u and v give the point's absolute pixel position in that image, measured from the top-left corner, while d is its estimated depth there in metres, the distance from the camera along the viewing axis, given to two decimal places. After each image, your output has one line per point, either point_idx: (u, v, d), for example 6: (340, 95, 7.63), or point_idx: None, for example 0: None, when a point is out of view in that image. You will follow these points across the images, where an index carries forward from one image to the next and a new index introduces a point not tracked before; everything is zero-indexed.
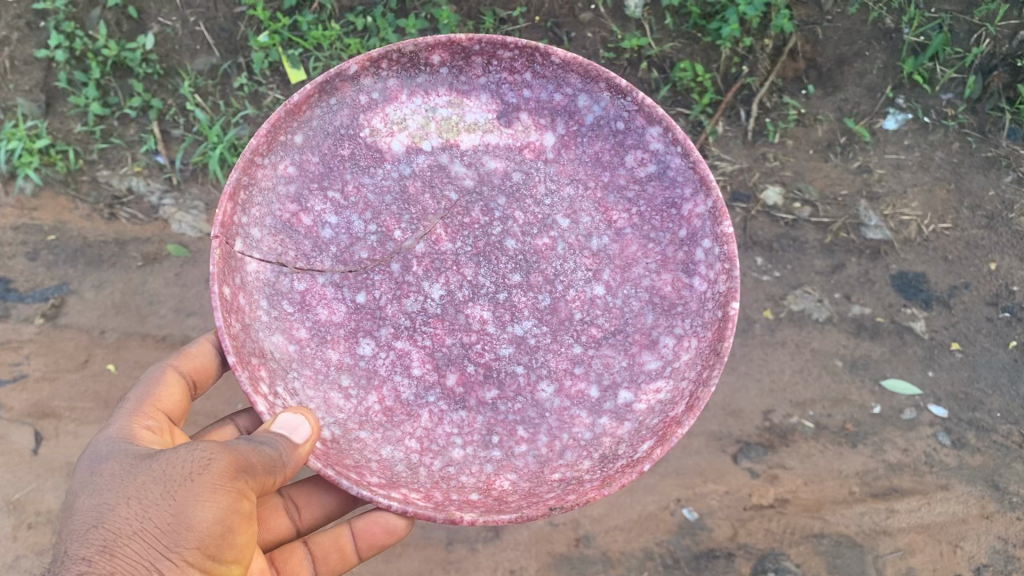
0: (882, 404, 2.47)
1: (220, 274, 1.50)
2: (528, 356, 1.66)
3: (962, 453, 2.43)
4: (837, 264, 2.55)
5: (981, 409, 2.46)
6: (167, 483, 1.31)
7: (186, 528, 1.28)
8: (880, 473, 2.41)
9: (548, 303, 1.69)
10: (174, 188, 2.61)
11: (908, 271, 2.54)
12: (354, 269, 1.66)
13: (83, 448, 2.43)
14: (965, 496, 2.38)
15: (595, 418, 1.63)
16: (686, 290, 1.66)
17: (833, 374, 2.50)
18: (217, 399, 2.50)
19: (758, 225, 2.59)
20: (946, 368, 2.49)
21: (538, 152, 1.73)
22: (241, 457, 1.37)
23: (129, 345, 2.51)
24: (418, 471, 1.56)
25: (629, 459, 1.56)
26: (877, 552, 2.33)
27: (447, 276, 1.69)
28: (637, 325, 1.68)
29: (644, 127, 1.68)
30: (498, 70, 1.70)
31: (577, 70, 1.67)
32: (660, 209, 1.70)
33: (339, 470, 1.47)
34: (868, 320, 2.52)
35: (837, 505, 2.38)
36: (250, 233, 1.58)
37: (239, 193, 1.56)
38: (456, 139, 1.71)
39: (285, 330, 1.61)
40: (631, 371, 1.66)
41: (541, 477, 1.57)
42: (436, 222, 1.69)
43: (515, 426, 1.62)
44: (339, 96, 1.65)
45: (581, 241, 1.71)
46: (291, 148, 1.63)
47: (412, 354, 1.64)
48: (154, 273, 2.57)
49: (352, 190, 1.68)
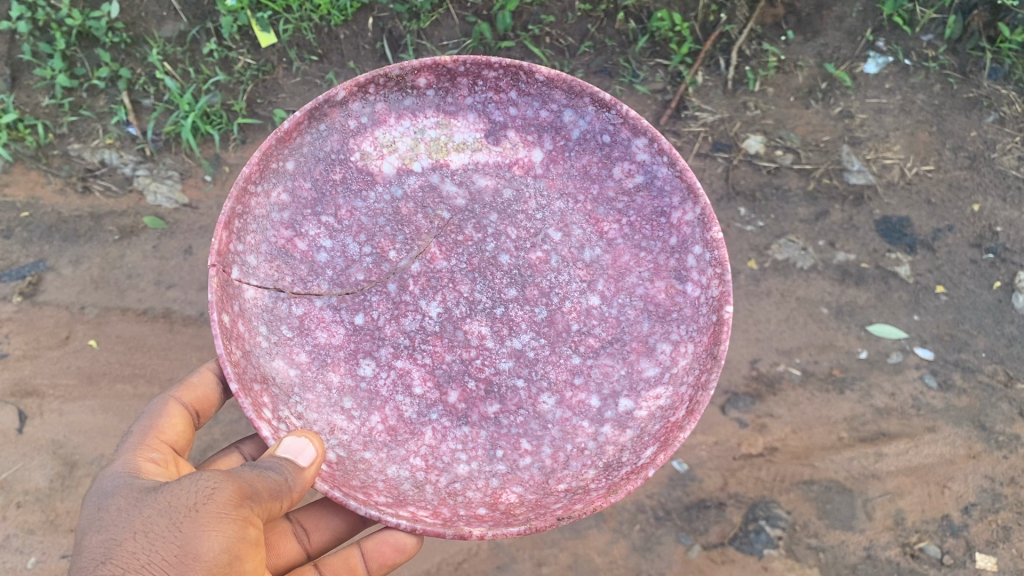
0: (868, 349, 2.44)
1: (219, 302, 1.47)
2: (528, 369, 1.65)
3: (949, 394, 2.39)
4: (820, 212, 2.54)
5: (967, 350, 2.43)
6: (173, 514, 1.28)
7: (195, 557, 1.24)
8: (868, 417, 2.37)
9: (545, 316, 1.68)
10: (147, 159, 2.57)
11: (892, 216, 2.53)
12: (351, 291, 1.65)
13: (69, 426, 2.38)
14: (951, 436, 2.35)
15: (597, 427, 1.61)
16: (679, 296, 1.65)
17: (819, 322, 2.46)
18: (176, 364, 2.40)
19: (741, 174, 2.57)
20: (932, 311, 2.47)
21: (527, 168, 1.73)
22: (246, 484, 1.35)
23: (109, 320, 2.45)
24: (424, 488, 1.53)
25: (633, 467, 1.53)
26: (867, 496, 2.31)
27: (444, 293, 1.68)
28: (633, 333, 1.67)
29: (630, 139, 1.69)
30: (484, 90, 1.70)
31: (561, 87, 1.67)
32: (650, 219, 1.70)
33: (345, 490, 1.43)
34: (852, 267, 2.50)
35: (826, 451, 2.35)
36: (247, 260, 1.57)
37: (233, 221, 1.53)
38: (445, 159, 1.72)
39: (285, 355, 1.59)
40: (630, 379, 1.64)
41: (547, 488, 1.55)
42: (431, 240, 1.69)
43: (518, 439, 1.60)
44: (329, 122, 1.65)
45: (574, 253, 1.71)
46: (284, 174, 1.62)
47: (412, 373, 1.62)
48: (131, 247, 2.52)
49: (345, 214, 1.67)
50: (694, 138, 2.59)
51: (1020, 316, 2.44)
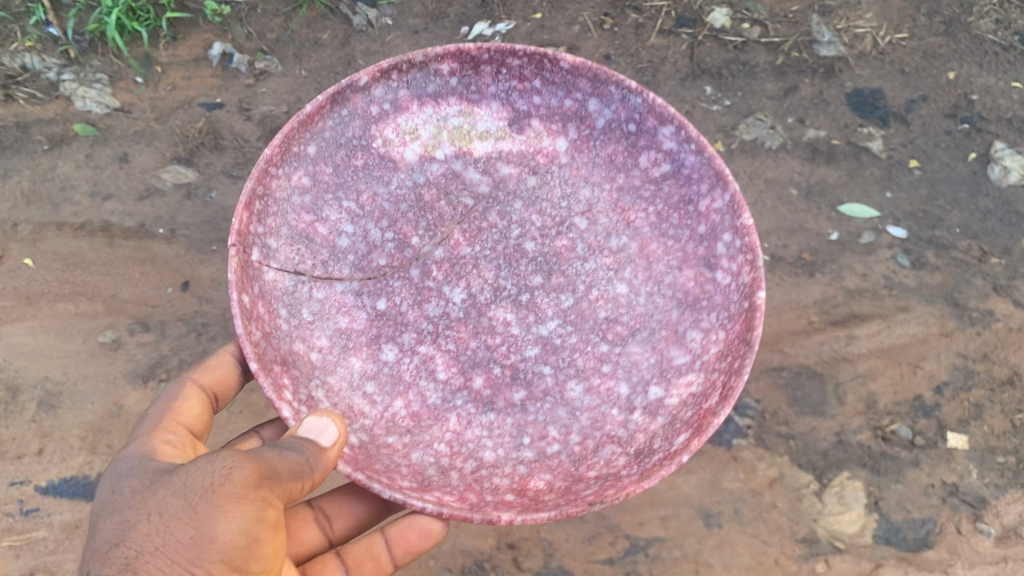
0: (840, 230, 2.30)
1: (239, 282, 1.34)
2: (554, 357, 1.52)
3: (922, 273, 2.25)
4: (789, 87, 2.47)
5: (941, 226, 2.31)
6: (188, 494, 1.09)
7: (211, 540, 1.07)
8: (839, 300, 2.22)
9: (571, 304, 1.57)
10: (72, 62, 2.44)
11: (864, 89, 2.47)
12: (373, 276, 1.56)
13: (8, 348, 2.11)
14: (924, 316, 2.19)
15: (627, 414, 1.45)
16: (709, 284, 1.49)
17: (789, 205, 2.33)
18: (115, 279, 2.19)
19: (706, 51, 2.52)
20: (905, 187, 2.36)
21: (552, 157, 1.65)
22: (265, 464, 1.16)
23: (44, 237, 2.23)
24: (450, 474, 1.37)
25: (665, 453, 1.34)
26: (838, 380, 2.13)
27: (469, 279, 1.59)
28: (663, 321, 1.52)
29: (657, 127, 1.56)
30: (508, 79, 1.60)
31: (586, 75, 1.56)
32: (678, 207, 1.56)
33: (370, 473, 1.29)
34: (823, 144, 2.40)
35: (796, 336, 2.18)
36: (268, 243, 1.45)
37: (254, 203, 1.41)
38: (468, 147, 1.64)
39: (306, 338, 1.45)
40: (660, 367, 1.48)
41: (576, 474, 1.38)
42: (453, 227, 1.62)
43: (545, 427, 1.45)
44: (351, 107, 1.55)
45: (599, 241, 1.61)
46: (305, 159, 1.51)
47: (436, 359, 1.51)
48: (62, 157, 2.34)
49: (367, 201, 1.57)
50: (657, 14, 2.58)
51: (994, 189, 2.35)
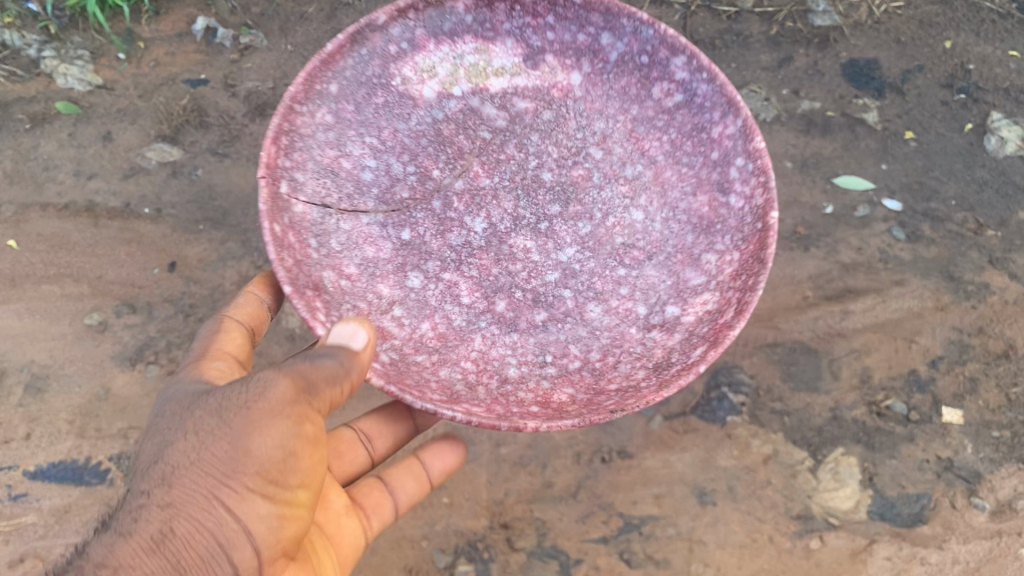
0: (834, 204, 2.29)
1: (269, 212, 1.32)
2: (574, 281, 1.51)
3: (917, 247, 2.23)
4: (783, 58, 2.46)
5: (937, 198, 2.29)
6: (223, 412, 1.11)
7: (245, 453, 1.10)
8: (834, 275, 2.20)
9: (589, 231, 1.56)
10: (52, 38, 2.39)
11: (859, 59, 2.45)
12: (396, 209, 1.53)
13: None
14: (919, 290, 2.17)
15: (645, 333, 1.44)
16: (722, 209, 1.49)
17: (783, 178, 2.32)
18: (100, 260, 2.16)
19: (699, 22, 2.50)
20: (901, 159, 2.33)
21: (566, 91, 1.61)
22: (301, 377, 1.14)
23: (28, 218, 2.19)
24: (476, 389, 1.33)
25: (684, 364, 1.33)
26: (833, 355, 2.11)
27: (489, 209, 1.57)
28: (678, 245, 1.51)
29: (669, 58, 1.54)
30: (522, 15, 1.56)
31: (598, 8, 1.53)
32: (691, 135, 1.55)
33: (401, 386, 1.25)
34: (817, 116, 2.38)
35: (790, 312, 2.16)
36: (295, 177, 1.41)
37: (280, 138, 1.39)
38: (484, 84, 1.61)
39: (335, 267, 1.41)
40: (676, 288, 1.47)
41: (597, 388, 1.36)
42: (472, 159, 1.60)
43: (567, 346, 1.43)
44: (370, 46, 1.51)
45: (615, 170, 1.59)
46: (327, 96, 1.47)
47: (460, 285, 1.48)
48: (44, 136, 2.30)
49: (388, 136, 1.55)
50: None
51: (991, 160, 2.32)
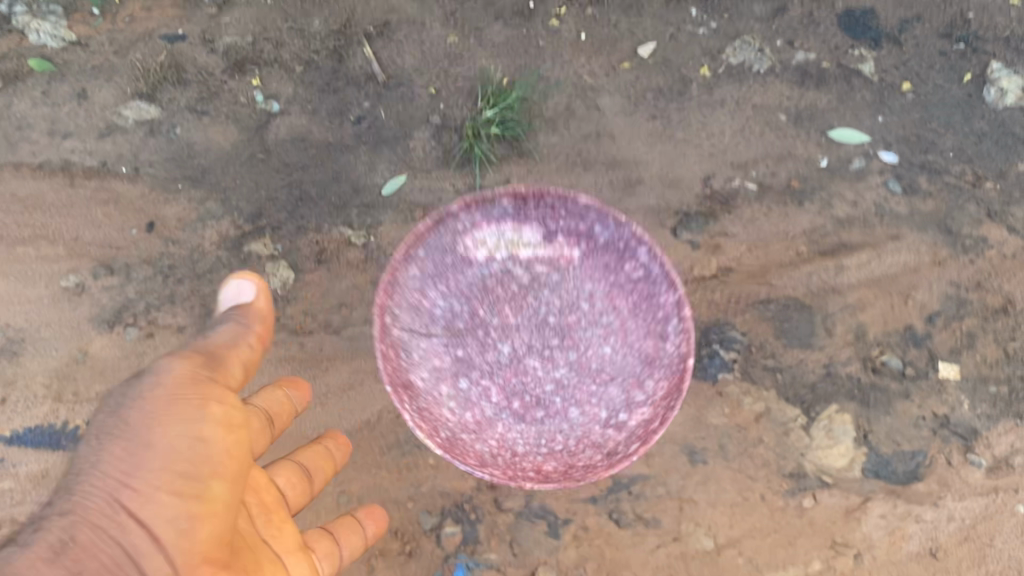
0: (829, 156, 2.21)
1: (384, 359, 1.66)
2: (564, 391, 1.79)
3: (914, 200, 2.17)
4: (777, 8, 2.31)
5: (935, 150, 2.21)
6: (127, 412, 1.30)
7: (145, 445, 1.27)
8: (828, 229, 2.15)
9: (574, 360, 1.81)
10: None
11: (855, 9, 2.32)
12: (456, 334, 1.82)
13: None
14: (916, 244, 2.13)
15: (603, 418, 1.74)
16: (662, 350, 1.74)
17: (777, 131, 2.22)
18: (77, 220, 2.13)
19: None
20: (898, 110, 2.24)
21: (568, 263, 1.85)
22: (195, 354, 1.43)
23: (4, 179, 2.16)
24: (496, 457, 1.68)
25: (618, 459, 1.64)
26: (826, 313, 2.07)
27: (514, 337, 1.84)
28: (630, 372, 1.77)
29: (636, 249, 1.75)
30: (545, 211, 1.80)
31: (591, 207, 1.75)
32: (648, 307, 1.77)
33: (454, 455, 1.62)
34: (812, 67, 2.27)
35: (784, 268, 2.11)
36: (397, 315, 1.74)
37: (389, 300, 1.71)
38: (517, 252, 1.86)
39: (415, 369, 1.75)
40: (625, 400, 1.75)
41: (569, 461, 1.68)
42: (502, 298, 1.87)
43: (554, 436, 1.73)
44: (445, 226, 1.79)
45: (594, 318, 1.83)
46: (416, 258, 1.76)
47: (491, 387, 1.79)
48: (17, 94, 2.23)
49: (456, 287, 1.84)
50: None
51: (991, 111, 2.24)
